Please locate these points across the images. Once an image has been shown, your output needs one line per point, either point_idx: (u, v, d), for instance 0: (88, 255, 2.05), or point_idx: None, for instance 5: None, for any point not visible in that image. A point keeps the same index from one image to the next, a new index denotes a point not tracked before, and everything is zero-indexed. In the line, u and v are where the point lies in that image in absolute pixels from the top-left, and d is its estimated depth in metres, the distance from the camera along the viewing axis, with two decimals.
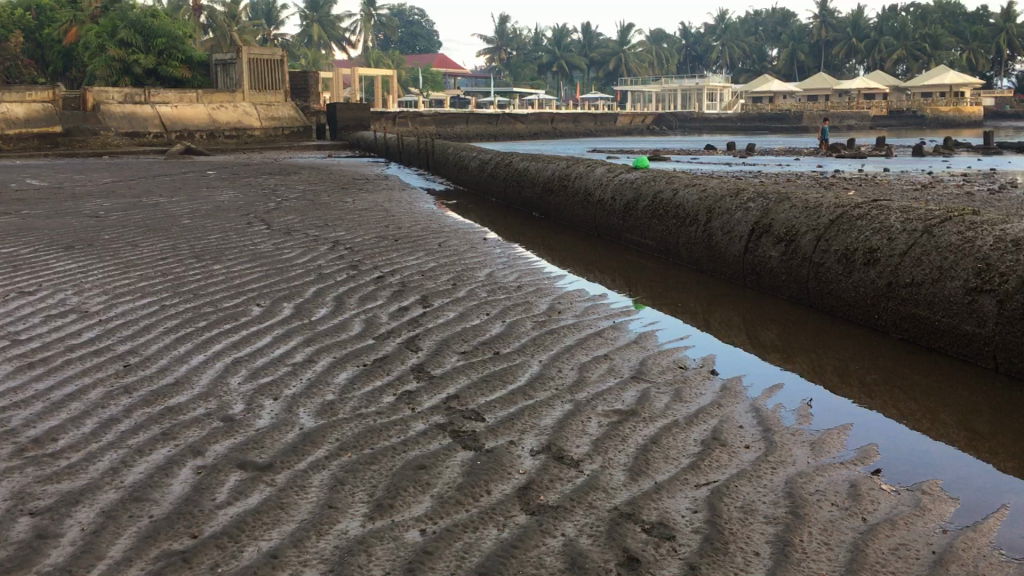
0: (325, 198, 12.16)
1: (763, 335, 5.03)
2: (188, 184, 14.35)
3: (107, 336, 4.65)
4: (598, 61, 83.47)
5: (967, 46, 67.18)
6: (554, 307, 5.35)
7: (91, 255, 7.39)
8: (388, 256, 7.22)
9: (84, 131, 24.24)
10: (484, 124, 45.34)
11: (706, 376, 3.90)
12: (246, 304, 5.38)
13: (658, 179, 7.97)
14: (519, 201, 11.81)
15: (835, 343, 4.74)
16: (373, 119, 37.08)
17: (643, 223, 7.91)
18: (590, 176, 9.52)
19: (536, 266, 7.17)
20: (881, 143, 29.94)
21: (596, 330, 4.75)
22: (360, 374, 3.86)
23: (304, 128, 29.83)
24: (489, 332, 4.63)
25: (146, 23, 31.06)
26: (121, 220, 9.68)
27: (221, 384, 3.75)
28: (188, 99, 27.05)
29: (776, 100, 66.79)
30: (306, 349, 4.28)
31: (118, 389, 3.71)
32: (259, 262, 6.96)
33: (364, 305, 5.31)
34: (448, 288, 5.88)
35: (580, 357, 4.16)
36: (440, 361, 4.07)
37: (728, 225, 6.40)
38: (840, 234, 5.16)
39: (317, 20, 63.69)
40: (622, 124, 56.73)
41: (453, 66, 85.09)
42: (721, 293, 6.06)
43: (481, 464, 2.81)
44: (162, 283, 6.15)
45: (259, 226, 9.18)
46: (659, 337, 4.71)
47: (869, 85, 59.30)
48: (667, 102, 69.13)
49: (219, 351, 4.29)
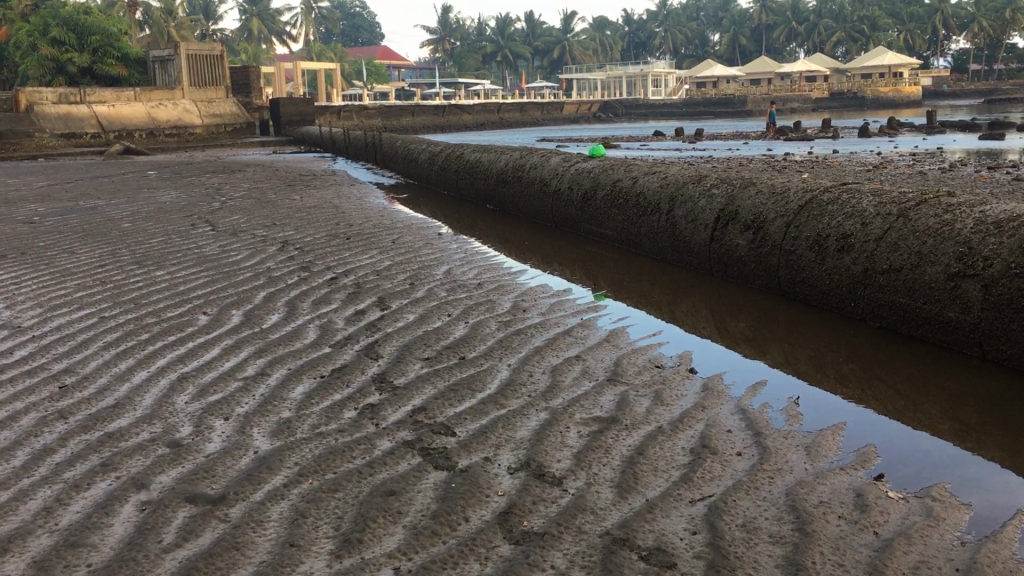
0: (270, 196, 11.78)
1: (735, 326, 4.86)
2: (127, 185, 13.86)
3: (40, 353, 4.31)
4: (543, 50, 83.43)
5: (904, 27, 68.28)
6: (518, 305, 5.13)
7: (24, 264, 6.98)
8: (340, 256, 6.93)
9: (17, 134, 23.39)
10: (430, 116, 44.95)
11: (684, 375, 3.71)
12: (191, 313, 5.07)
13: (616, 167, 7.78)
14: (472, 193, 11.56)
15: (811, 333, 4.58)
16: (318, 112, 36.45)
17: (602, 212, 7.71)
18: (545, 166, 9.29)
19: (494, 261, 6.94)
20: (827, 125, 30.19)
21: (563, 328, 4.54)
22: (317, 387, 3.59)
23: (247, 125, 29.22)
24: (453, 335, 4.39)
25: (80, 20, 30.16)
26: (56, 225, 9.23)
27: (167, 404, 3.45)
28: (126, 98, 26.31)
29: (720, 84, 67.32)
30: (258, 361, 4.01)
31: (52, 414, 3.40)
32: (205, 267, 6.64)
33: (318, 310, 5.04)
34: (405, 288, 5.63)
35: (551, 359, 3.94)
36: (402, 369, 3.82)
37: (692, 213, 6.23)
38: (811, 220, 5.00)
39: (256, 14, 62.90)
40: (569, 112, 56.70)
41: (397, 57, 84.35)
42: (687, 284, 5.89)
43: (456, 487, 2.58)
44: (102, 292, 5.81)
45: (204, 227, 8.82)
46: (630, 333, 4.51)
47: (811, 67, 60.05)
48: (612, 89, 69.29)
49: (164, 366, 3.99)
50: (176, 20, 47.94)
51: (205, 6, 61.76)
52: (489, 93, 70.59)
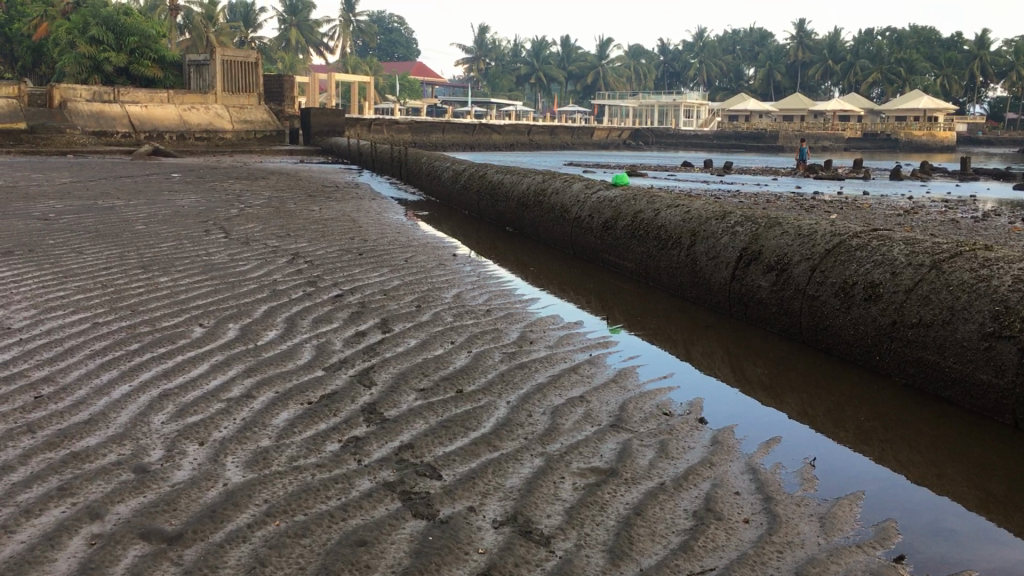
0: (290, 206, 11.64)
1: (751, 372, 4.62)
2: (149, 186, 13.78)
3: (24, 358, 4.14)
4: (577, 74, 83.58)
5: (941, 71, 67.81)
6: (526, 336, 4.91)
7: (28, 262, 6.85)
8: (350, 272, 6.74)
9: (49, 129, 23.50)
10: (460, 134, 44.96)
11: (693, 426, 3.47)
12: (187, 324, 4.89)
13: (639, 198, 7.58)
14: (493, 214, 11.38)
15: (832, 385, 4.34)
16: (348, 124, 36.56)
17: (621, 242, 7.50)
18: (567, 192, 9.11)
19: (506, 286, 6.73)
20: (858, 165, 29.86)
21: (570, 365, 4.32)
22: (303, 414, 3.38)
23: (277, 132, 29.26)
24: (453, 365, 4.18)
25: (119, 21, 30.40)
26: (71, 223, 9.13)
27: (141, 424, 3.25)
28: (159, 100, 26.51)
29: (752, 118, 67.06)
30: (245, 381, 3.80)
31: (20, 427, 3.20)
32: (210, 275, 6.47)
33: (317, 329, 4.84)
34: (411, 310, 5.44)
35: (553, 398, 3.72)
36: (394, 400, 3.60)
37: (713, 250, 6.00)
38: (838, 265, 4.77)
39: (295, 24, 63.50)
40: (599, 138, 56.60)
41: (431, 74, 84.71)
42: (704, 324, 5.65)
43: (433, 540, 2.36)
44: (100, 296, 5.65)
45: (217, 234, 8.67)
46: (640, 374, 4.29)
47: (844, 107, 59.76)
48: (643, 117, 69.26)
49: (147, 381, 3.79)
50: (216, 25, 48.36)
51: (245, 13, 62.28)
52: (520, 115, 70.66)
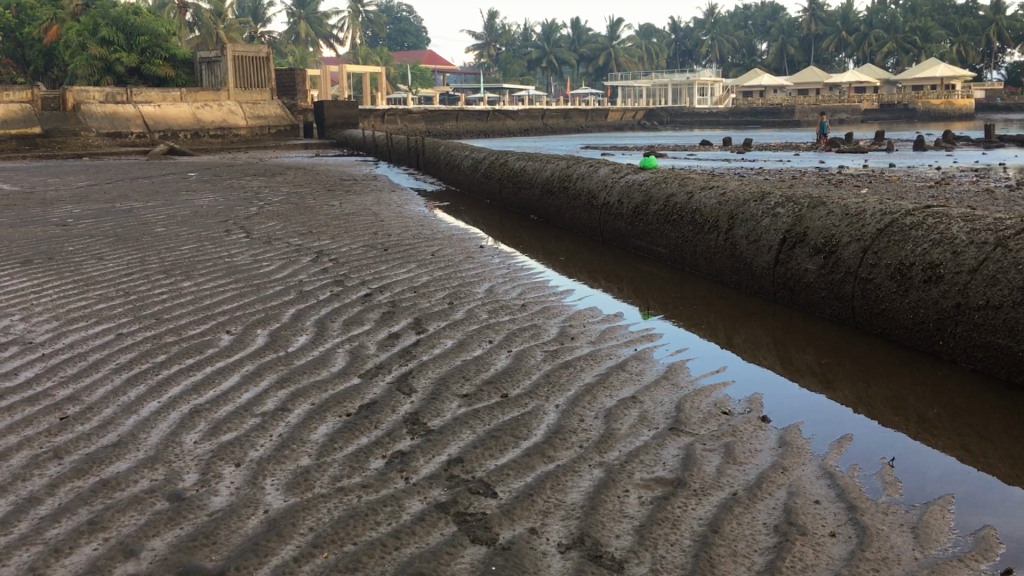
0: (310, 201, 11.48)
1: (803, 360, 4.41)
2: (167, 187, 13.64)
3: (47, 375, 3.97)
4: (588, 56, 82.98)
5: (957, 38, 66.74)
6: (566, 331, 4.70)
7: (49, 270, 6.70)
8: (376, 270, 6.55)
9: (64, 132, 23.44)
10: (473, 121, 44.63)
11: (756, 425, 3.27)
12: (214, 332, 4.71)
13: (670, 181, 7.35)
14: (516, 203, 11.15)
15: (892, 372, 4.12)
16: (361, 116, 36.36)
17: (653, 228, 7.28)
18: (592, 177, 8.88)
19: (537, 278, 6.52)
20: (880, 136, 29.36)
21: (616, 361, 4.11)
22: (342, 427, 3.20)
23: (291, 126, 29.12)
24: (495, 366, 3.98)
25: (129, 21, 30.25)
26: (91, 228, 8.99)
27: (173, 445, 3.08)
28: (172, 99, 26.42)
29: (767, 94, 66.37)
30: (278, 393, 3.62)
31: (46, 453, 3.04)
32: (235, 278, 6.29)
33: (348, 332, 4.66)
34: (444, 308, 5.24)
35: (604, 400, 3.51)
36: (437, 408, 3.41)
37: (753, 233, 5.78)
38: (893, 245, 4.55)
39: (304, 17, 63.29)
40: (613, 119, 56.13)
41: (441, 61, 84.37)
42: (748, 310, 5.42)
43: (497, 571, 2.17)
44: (124, 304, 5.49)
45: (239, 234, 8.50)
46: (690, 368, 4.08)
47: (860, 78, 58.97)
48: (657, 97, 68.67)
49: (176, 396, 3.61)
50: (225, 21, 48.19)
51: (253, 8, 61.99)
52: (533, 99, 70.22)
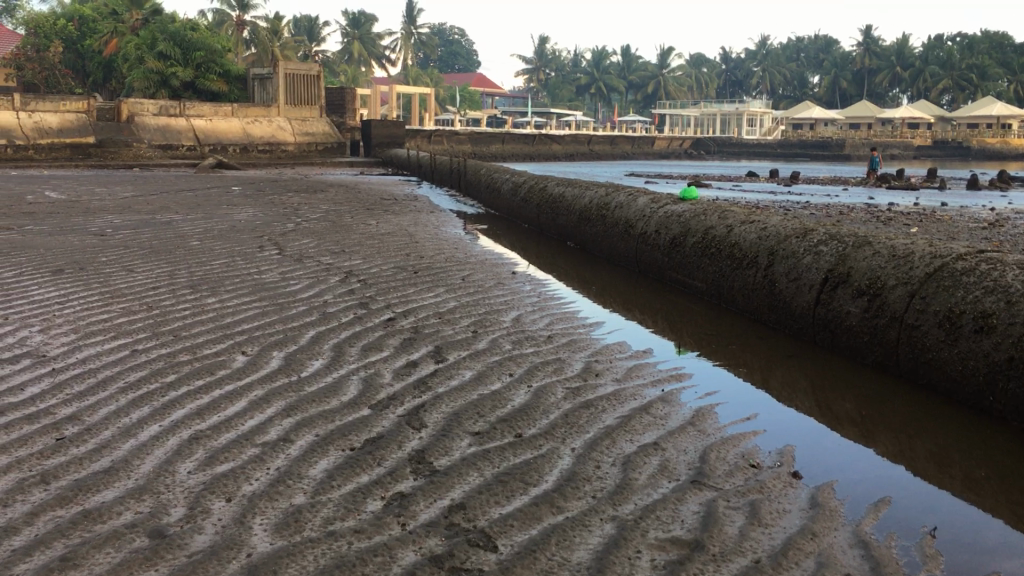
0: (347, 220, 11.41)
1: (840, 408, 4.17)
2: (210, 200, 13.67)
3: (53, 392, 3.85)
4: (638, 83, 82.92)
5: (1015, 77, 65.56)
6: (591, 367, 4.50)
7: (77, 281, 6.64)
8: (403, 293, 6.40)
9: (117, 143, 23.77)
10: (520, 144, 44.68)
11: (786, 483, 3.04)
12: (229, 352, 4.58)
13: (710, 214, 7.14)
14: (553, 229, 10.98)
15: (937, 426, 3.85)
16: (408, 136, 36.53)
17: (690, 260, 7.06)
18: (631, 206, 8.70)
19: (567, 307, 6.32)
20: (932, 175, 28.75)
21: (640, 403, 3.89)
22: (344, 463, 3.03)
23: (338, 144, 29.31)
24: (513, 403, 3.79)
25: (186, 36, 30.67)
26: (127, 239, 8.96)
27: (165, 475, 2.92)
28: (224, 113, 26.71)
29: (818, 127, 65.71)
30: (284, 422, 3.46)
31: (34, 476, 2.89)
32: (259, 296, 6.18)
33: (366, 358, 4.50)
34: (467, 336, 5.07)
35: (624, 445, 3.31)
36: (446, 446, 3.23)
37: (794, 271, 5.54)
38: (942, 291, 4.30)
39: (359, 37, 64.02)
40: (660, 147, 55.86)
41: (490, 84, 84.76)
42: (785, 352, 5.17)
43: None
44: (144, 319, 5.38)
45: (272, 251, 8.41)
46: (719, 413, 3.85)
47: (913, 114, 58.18)
48: (706, 126, 68.28)
49: (178, 421, 3.47)
50: (280, 39, 48.81)
51: (309, 27, 62.72)
52: (580, 124, 70.18)
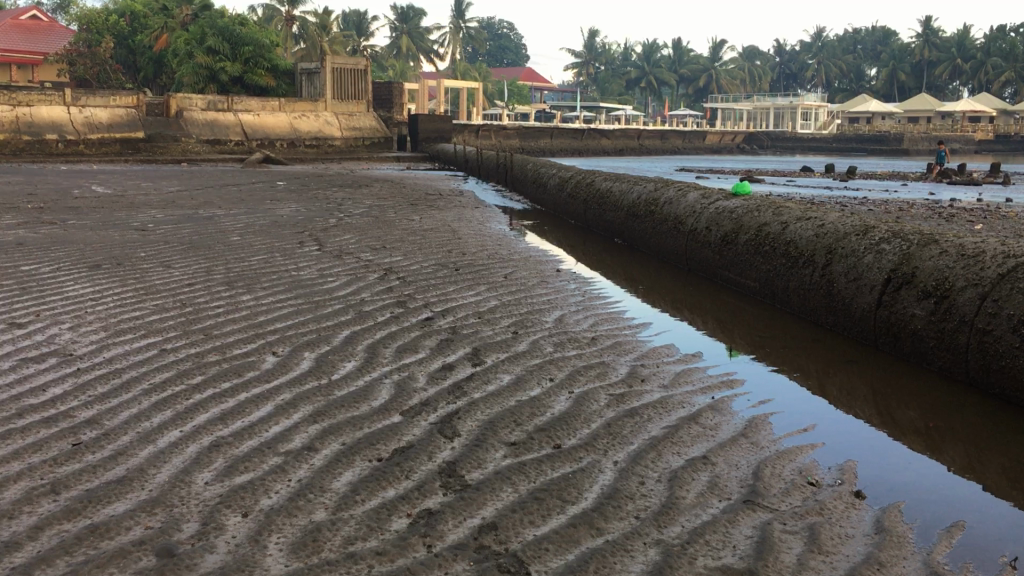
0: (390, 215, 11.28)
1: (904, 418, 3.89)
2: (254, 195, 13.62)
3: (75, 394, 3.73)
4: (689, 78, 81.99)
5: None
6: (636, 372, 4.26)
7: (113, 276, 6.57)
8: (442, 291, 6.22)
9: (166, 137, 23.96)
10: (568, 139, 44.32)
11: (849, 503, 2.78)
12: (259, 353, 4.43)
13: (764, 210, 6.85)
14: (600, 225, 10.75)
15: (1012, 439, 3.55)
16: (455, 131, 36.40)
17: (743, 258, 6.78)
18: (681, 202, 8.44)
19: (613, 307, 6.08)
20: (996, 170, 27.81)
21: (688, 412, 3.65)
22: (370, 476, 2.84)
23: (385, 139, 29.29)
24: (552, 410, 3.57)
25: (234, 31, 30.80)
26: (167, 235, 8.91)
27: (180, 486, 2.75)
28: (271, 108, 26.80)
29: (874, 121, 64.35)
30: (311, 429, 3.29)
31: (43, 486, 2.74)
32: (296, 293, 6.05)
33: (400, 360, 4.32)
34: (507, 337, 4.86)
35: (671, 458, 3.08)
36: (481, 458, 3.03)
37: (854, 270, 5.25)
38: (1017, 293, 3.99)
39: (407, 32, 64.05)
40: (711, 142, 55.10)
41: (539, 79, 84.36)
42: (844, 356, 4.88)
43: None
44: (177, 316, 5.27)
45: (311, 247, 8.28)
46: (774, 423, 3.60)
47: (974, 107, 56.62)
48: (758, 121, 67.23)
49: (200, 426, 3.31)
50: (329, 34, 49.04)
51: (357, 22, 62.95)
52: (630, 118, 69.50)
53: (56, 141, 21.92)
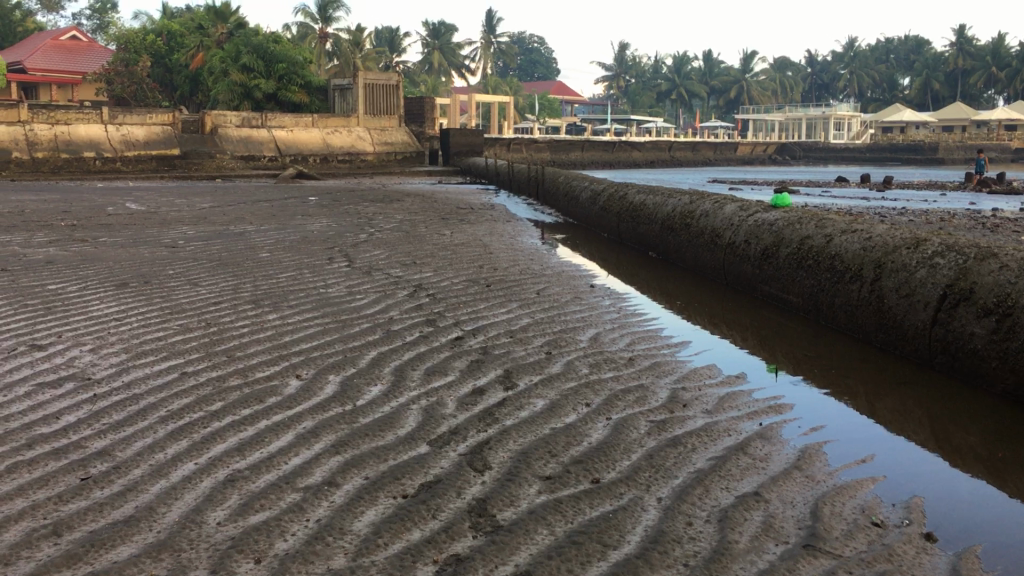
0: (422, 230, 11.11)
1: (965, 443, 3.61)
2: (285, 211, 13.52)
3: (90, 421, 3.56)
4: (720, 89, 81.60)
5: None
6: (677, 396, 4.01)
7: (140, 295, 6.44)
8: (473, 309, 6.01)
9: (201, 154, 24.05)
10: (599, 152, 44.10)
11: (920, 548, 2.52)
12: (282, 376, 4.25)
13: (807, 223, 6.58)
14: (634, 239, 10.51)
15: None
16: (487, 144, 36.32)
17: (784, 272, 6.51)
18: (718, 214, 8.17)
19: (650, 325, 5.82)
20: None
21: (735, 441, 3.40)
22: (394, 516, 2.63)
23: (417, 153, 29.24)
24: (590, 440, 3.34)
25: (269, 48, 30.91)
26: (197, 252, 8.78)
27: (191, 526, 2.56)
28: (304, 123, 26.86)
29: (909, 131, 63.51)
30: (333, 461, 3.09)
31: (46, 527, 2.57)
32: (323, 312, 5.87)
33: (429, 383, 4.11)
34: (540, 358, 4.64)
35: (721, 495, 2.83)
36: (513, 494, 2.81)
37: (906, 284, 4.98)
38: None
39: (439, 47, 64.31)
40: (743, 153, 54.61)
41: (570, 92, 84.22)
42: (898, 378, 4.58)
43: None
44: (200, 337, 5.11)
45: (341, 263, 8.12)
46: (829, 454, 3.34)
47: (1011, 116, 55.69)
48: (791, 131, 66.61)
49: (216, 458, 3.13)
50: (363, 51, 49.23)
51: (388, 39, 63.19)
52: (662, 131, 69.16)
53: (95, 159, 22.03)
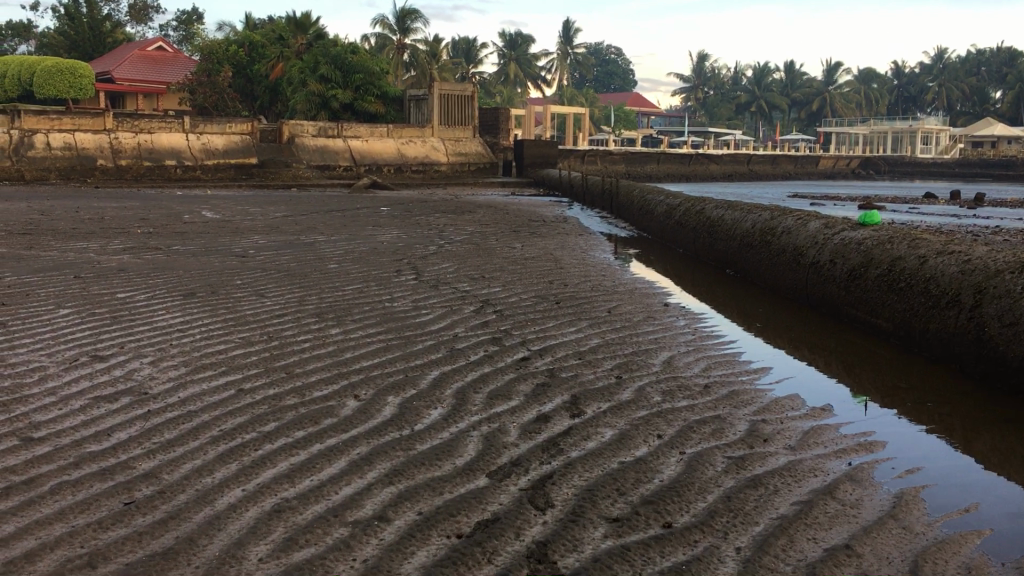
0: (492, 242, 10.94)
1: None
2: (358, 221, 13.49)
3: (141, 440, 3.43)
4: (802, 101, 80.08)
5: None
6: (758, 429, 3.73)
7: (205, 305, 6.39)
8: (541, 327, 5.78)
9: (278, 163, 24.08)
10: (676, 164, 43.55)
11: None
12: (339, 395, 4.08)
13: (899, 244, 6.21)
14: (710, 255, 10.19)
15: None
16: (562, 155, 36.12)
17: (873, 294, 6.15)
18: (801, 232, 7.84)
19: (726, 348, 5.52)
20: None
21: (823, 483, 3.11)
22: (447, 560, 2.41)
23: (490, 164, 29.20)
24: (662, 477, 3.09)
25: (347, 59, 31.17)
26: (266, 262, 8.75)
27: (230, 563, 2.39)
28: (379, 134, 27.03)
29: (1000, 145, 61.35)
30: (385, 493, 2.89)
31: (81, 557, 2.43)
32: (386, 327, 5.72)
33: (493, 408, 3.90)
34: (610, 383, 4.39)
35: (808, 548, 2.56)
36: (577, 538, 2.57)
37: (1010, 313, 4.62)
38: None
39: (515, 59, 64.48)
40: (824, 167, 53.35)
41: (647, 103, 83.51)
42: (1001, 414, 4.21)
43: None
44: (260, 351, 4.99)
45: (408, 276, 7.98)
46: (930, 502, 3.02)
47: None
48: (875, 144, 64.91)
49: (264, 484, 2.97)
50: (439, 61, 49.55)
51: (466, 50, 63.48)
52: (740, 143, 68.10)
53: (175, 167, 22.51)
